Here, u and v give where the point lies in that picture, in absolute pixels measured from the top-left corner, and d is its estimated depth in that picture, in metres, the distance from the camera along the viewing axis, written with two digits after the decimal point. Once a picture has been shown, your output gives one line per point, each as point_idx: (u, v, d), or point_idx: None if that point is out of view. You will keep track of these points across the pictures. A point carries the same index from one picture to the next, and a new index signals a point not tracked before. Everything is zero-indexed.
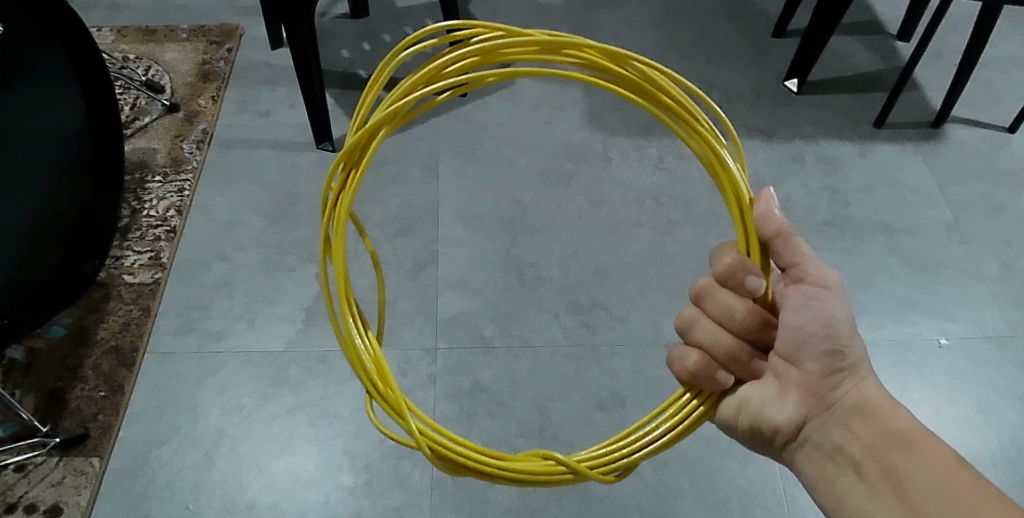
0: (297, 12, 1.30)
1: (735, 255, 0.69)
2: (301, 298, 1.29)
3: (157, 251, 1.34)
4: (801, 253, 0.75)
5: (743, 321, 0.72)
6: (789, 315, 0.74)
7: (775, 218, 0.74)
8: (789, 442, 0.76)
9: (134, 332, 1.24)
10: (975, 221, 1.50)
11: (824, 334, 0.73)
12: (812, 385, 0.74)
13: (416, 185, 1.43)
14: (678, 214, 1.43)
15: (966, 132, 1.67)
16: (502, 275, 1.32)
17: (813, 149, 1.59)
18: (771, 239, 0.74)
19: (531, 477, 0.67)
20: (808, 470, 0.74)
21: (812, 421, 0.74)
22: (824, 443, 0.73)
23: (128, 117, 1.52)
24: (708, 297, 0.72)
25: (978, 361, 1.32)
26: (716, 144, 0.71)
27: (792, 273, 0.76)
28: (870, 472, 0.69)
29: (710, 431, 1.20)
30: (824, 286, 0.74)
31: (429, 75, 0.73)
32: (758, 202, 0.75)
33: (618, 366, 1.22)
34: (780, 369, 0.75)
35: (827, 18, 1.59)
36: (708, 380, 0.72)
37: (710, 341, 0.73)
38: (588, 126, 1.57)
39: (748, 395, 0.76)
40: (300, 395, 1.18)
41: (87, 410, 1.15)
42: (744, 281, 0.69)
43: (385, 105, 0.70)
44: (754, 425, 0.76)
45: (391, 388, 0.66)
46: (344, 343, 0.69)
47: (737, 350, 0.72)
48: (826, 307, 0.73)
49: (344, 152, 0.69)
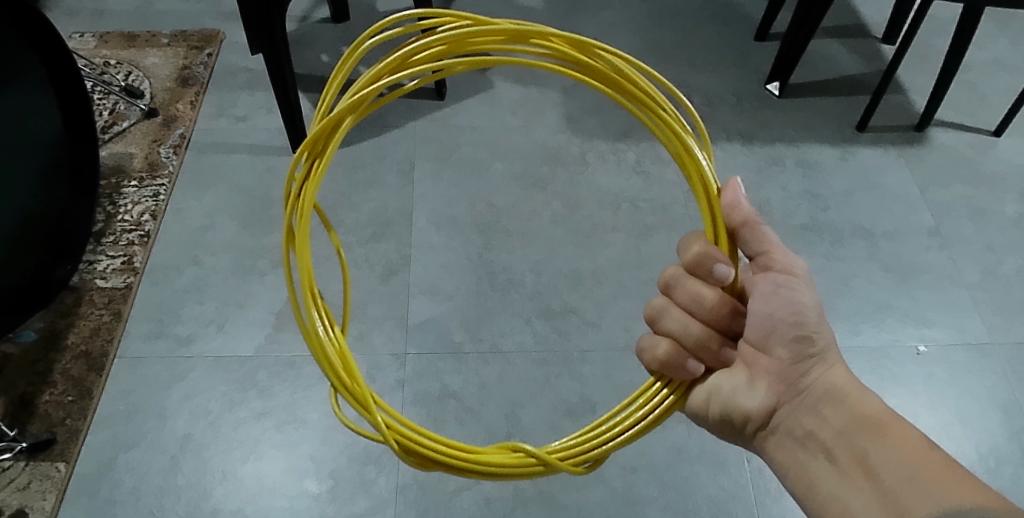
0: (268, 15, 1.30)
1: (703, 244, 0.72)
2: (272, 303, 1.28)
3: (130, 256, 1.34)
4: (769, 241, 0.77)
5: (712, 309, 0.75)
6: (758, 303, 0.76)
7: (743, 207, 0.76)
8: (760, 429, 0.78)
9: (104, 337, 1.23)
10: (957, 226, 1.49)
11: (793, 321, 0.75)
12: (782, 372, 0.76)
13: (391, 189, 1.43)
14: (654, 218, 1.42)
15: (949, 136, 1.65)
16: (474, 279, 1.31)
17: (792, 152, 1.58)
18: (739, 228, 0.76)
19: (502, 471, 0.69)
20: (780, 457, 0.76)
21: (782, 408, 0.76)
22: (795, 429, 0.75)
23: (106, 122, 1.52)
24: (678, 286, 0.76)
25: (957, 368, 1.30)
26: (682, 134, 0.76)
27: (760, 262, 0.78)
28: (841, 456, 0.71)
29: (681, 438, 1.18)
30: (793, 273, 0.76)
31: (395, 62, 0.76)
32: (725, 191, 0.76)
33: (588, 372, 1.22)
34: (749, 357, 0.77)
35: (806, 21, 1.58)
36: (678, 369, 0.75)
37: (680, 329, 0.76)
38: (565, 129, 1.56)
39: (718, 384, 0.78)
40: (267, 401, 1.18)
41: (55, 415, 1.15)
42: (712, 269, 0.72)
43: (352, 93, 0.71)
44: (725, 413, 0.78)
45: (357, 383, 0.68)
46: (307, 335, 0.70)
47: (706, 338, 0.76)
48: (794, 295, 0.75)
49: (309, 140, 0.71)
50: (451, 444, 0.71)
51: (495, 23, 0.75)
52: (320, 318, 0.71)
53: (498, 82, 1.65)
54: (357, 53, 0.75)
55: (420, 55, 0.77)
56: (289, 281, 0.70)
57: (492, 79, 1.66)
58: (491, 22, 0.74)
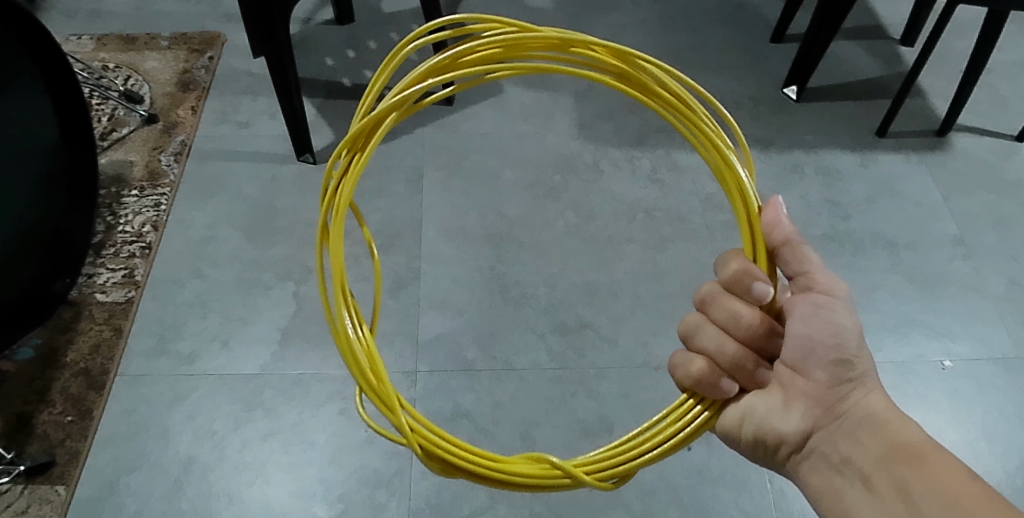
0: (271, 22, 1.26)
1: (742, 261, 0.70)
2: (277, 318, 1.24)
3: (131, 269, 1.29)
4: (810, 261, 0.73)
5: (750, 328, 0.72)
6: (796, 324, 0.72)
7: (784, 226, 0.73)
8: (794, 452, 0.74)
9: (105, 354, 1.19)
10: (980, 235, 1.45)
11: (832, 344, 0.71)
12: (819, 395, 0.72)
13: (399, 199, 1.39)
14: (671, 228, 1.38)
15: (971, 141, 1.61)
16: (486, 293, 1.27)
17: (811, 159, 1.53)
18: (779, 247, 0.74)
19: (529, 482, 0.66)
20: (814, 483, 0.72)
21: (819, 432, 0.72)
22: (831, 454, 0.71)
23: (105, 128, 1.48)
24: (715, 303, 0.73)
25: (984, 383, 1.26)
26: (722, 148, 0.74)
27: (800, 281, 0.74)
28: (879, 485, 0.66)
29: (701, 460, 1.14)
30: (835, 295, 0.72)
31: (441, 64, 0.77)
32: (765, 210, 0.74)
33: (605, 390, 1.18)
34: (786, 378, 0.73)
35: (826, 24, 1.53)
36: (712, 389, 0.71)
37: (715, 348, 0.72)
38: (578, 136, 1.52)
39: (753, 404, 0.74)
40: (273, 421, 1.14)
41: (54, 436, 1.11)
42: (751, 287, 0.69)
43: (395, 91, 0.73)
44: (759, 435, 0.74)
45: (382, 383, 0.65)
46: (336, 333, 0.68)
47: (743, 358, 0.72)
48: (835, 316, 0.71)
49: (349, 137, 0.72)
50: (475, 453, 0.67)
51: (538, 30, 0.76)
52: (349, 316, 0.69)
53: (507, 87, 1.61)
54: (398, 58, 0.77)
55: (467, 57, 0.78)
56: (321, 276, 0.69)
57: (502, 83, 1.62)
58: (534, 29, 0.76)
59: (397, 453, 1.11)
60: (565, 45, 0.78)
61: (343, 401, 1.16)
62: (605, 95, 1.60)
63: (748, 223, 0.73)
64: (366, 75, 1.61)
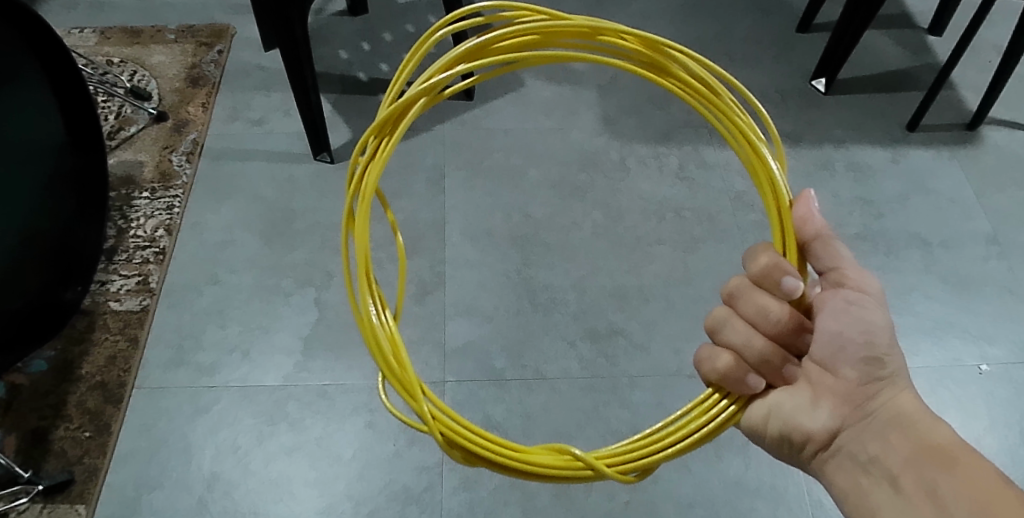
0: (288, 17, 1.20)
1: (772, 255, 0.66)
2: (298, 327, 1.20)
3: (145, 275, 1.25)
4: (841, 257, 0.71)
5: (778, 324, 0.68)
6: (826, 320, 0.70)
7: (816, 221, 0.70)
8: (820, 451, 0.70)
9: (121, 366, 1.15)
10: (1016, 233, 1.40)
11: (863, 341, 0.68)
12: (848, 393, 0.69)
13: (421, 200, 1.35)
14: (700, 229, 1.34)
15: (1004, 134, 1.56)
16: (514, 299, 1.23)
17: (841, 155, 1.49)
18: (809, 242, 0.71)
19: (551, 474, 0.64)
20: (840, 482, 0.69)
21: (846, 430, 0.69)
22: (859, 453, 0.68)
23: (112, 127, 1.43)
24: (743, 297, 0.69)
25: (1021, 388, 1.22)
26: (754, 140, 0.70)
27: (830, 278, 0.71)
28: (907, 485, 0.64)
29: (737, 471, 1.10)
30: (866, 291, 0.70)
31: (472, 50, 0.74)
32: (798, 204, 0.71)
33: (639, 400, 1.14)
34: (814, 375, 0.70)
35: (858, 14, 1.49)
36: (739, 384, 0.68)
37: (742, 342, 0.69)
38: (602, 132, 1.47)
39: (779, 401, 0.71)
40: (298, 434, 1.10)
41: (71, 453, 1.07)
42: (780, 282, 0.66)
43: (423, 78, 0.71)
44: (784, 432, 0.71)
45: (404, 370, 0.63)
46: (361, 321, 0.66)
47: (770, 353, 0.68)
48: (866, 313, 0.69)
49: (377, 124, 0.70)
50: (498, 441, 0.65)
51: (568, 18, 0.72)
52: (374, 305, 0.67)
53: (528, 81, 1.56)
54: (429, 41, 0.74)
55: (502, 44, 0.75)
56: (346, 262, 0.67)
57: (522, 77, 1.57)
58: (563, 17, 0.72)
59: (427, 467, 1.08)
60: (593, 34, 0.74)
61: (369, 414, 1.12)
62: (629, 89, 1.55)
63: (779, 216, 0.70)
64: (382, 68, 1.55)
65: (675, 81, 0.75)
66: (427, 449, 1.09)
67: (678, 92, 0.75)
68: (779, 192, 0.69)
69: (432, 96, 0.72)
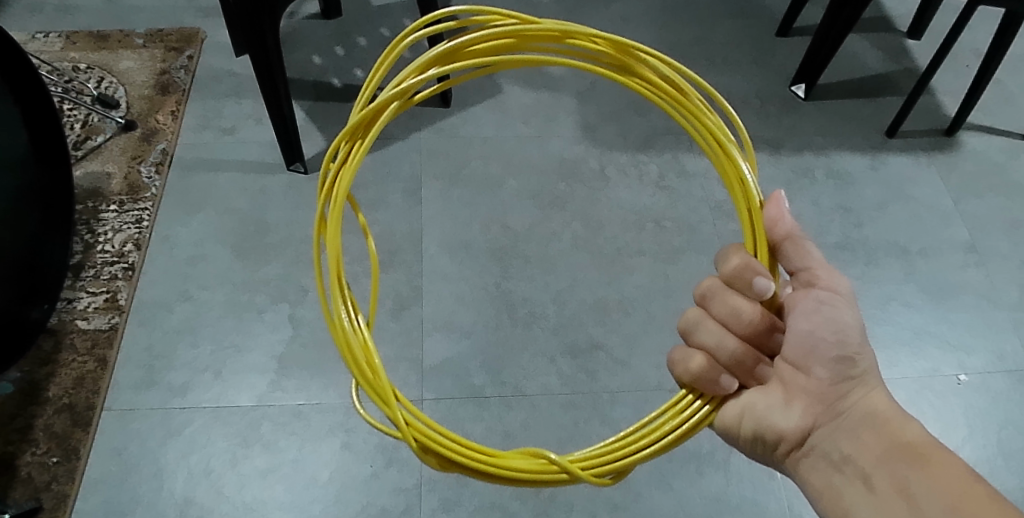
0: (259, 27, 1.17)
1: (743, 256, 0.66)
2: (272, 345, 1.17)
3: (113, 292, 1.21)
4: (812, 257, 0.70)
5: (751, 324, 0.68)
6: (797, 320, 0.69)
7: (786, 221, 0.69)
8: (793, 450, 0.71)
9: (89, 388, 1.12)
10: (993, 241, 1.41)
11: (834, 341, 0.68)
12: (820, 393, 0.69)
13: (397, 211, 1.32)
14: (680, 239, 1.33)
15: (981, 140, 1.56)
16: (493, 313, 1.22)
17: (821, 162, 1.49)
18: (780, 242, 0.70)
19: (525, 477, 0.63)
20: (813, 481, 0.69)
21: (819, 429, 0.69)
22: (832, 452, 0.68)
23: (78, 137, 1.38)
24: (716, 298, 0.69)
25: (999, 398, 1.22)
26: (725, 141, 0.70)
27: (802, 278, 0.71)
28: (879, 484, 0.64)
29: (719, 487, 1.09)
30: (837, 291, 0.69)
31: (445, 55, 0.73)
32: (769, 205, 0.70)
33: (619, 416, 1.13)
34: (786, 374, 0.70)
35: (839, 20, 1.48)
36: (712, 385, 0.67)
37: (715, 343, 0.69)
38: (582, 140, 1.45)
39: (753, 401, 0.71)
40: (273, 457, 1.08)
41: (39, 479, 1.04)
42: (752, 282, 0.66)
43: (394, 81, 0.69)
44: (758, 433, 0.71)
45: (377, 376, 0.62)
46: (332, 325, 0.65)
47: (743, 354, 0.68)
48: (838, 313, 0.68)
49: (347, 129, 0.69)
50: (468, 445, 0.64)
51: (538, 21, 0.71)
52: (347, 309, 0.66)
53: (506, 87, 1.54)
54: (399, 48, 0.73)
55: (475, 47, 0.73)
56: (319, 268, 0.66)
57: (500, 83, 1.54)
58: (535, 21, 0.71)
59: (405, 488, 1.06)
60: (564, 37, 0.72)
61: (345, 434, 1.10)
62: (608, 95, 1.54)
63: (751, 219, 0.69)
64: (357, 74, 1.52)
65: (642, 81, 0.74)
66: (406, 470, 1.07)
67: (654, 99, 0.74)
68: (750, 195, 0.68)
69: (405, 100, 0.72)
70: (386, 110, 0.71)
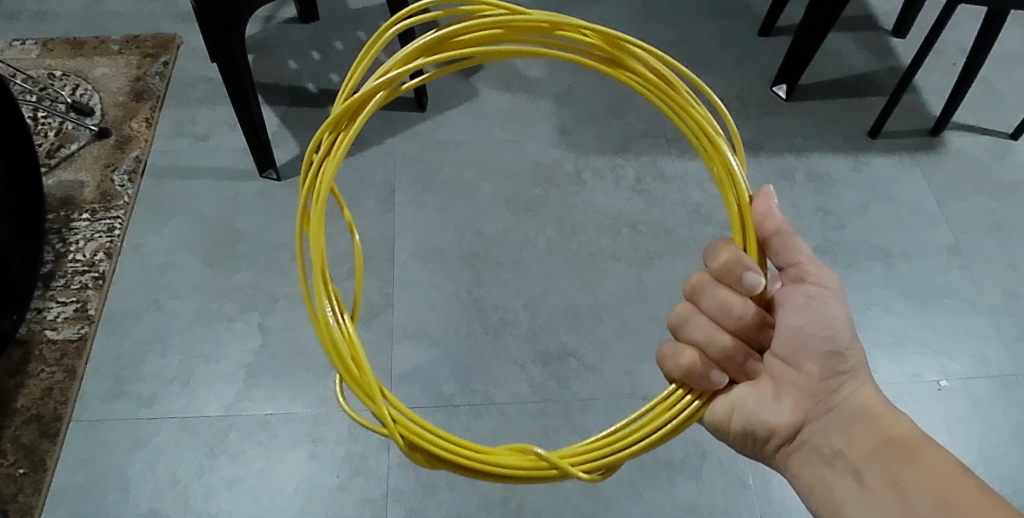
0: (228, 39, 1.16)
1: (733, 250, 0.65)
2: (241, 355, 1.17)
3: (83, 302, 1.20)
4: (802, 252, 0.69)
5: (741, 320, 0.66)
6: (788, 315, 0.68)
7: (775, 217, 0.69)
8: (783, 445, 0.69)
9: (57, 398, 1.11)
10: (976, 242, 1.39)
11: (825, 336, 0.67)
12: (811, 388, 0.67)
13: (370, 217, 1.31)
14: (657, 244, 1.31)
15: (966, 140, 1.54)
16: (464, 320, 1.21)
17: (801, 165, 1.47)
18: (770, 238, 0.69)
19: (514, 474, 0.62)
20: (803, 476, 0.67)
21: (811, 424, 0.67)
22: (823, 448, 0.66)
23: (52, 145, 1.38)
24: (705, 292, 0.68)
25: (980, 402, 1.20)
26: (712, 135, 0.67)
27: (791, 273, 0.70)
28: (871, 479, 0.63)
29: (691, 495, 1.07)
30: (826, 286, 0.68)
31: (431, 46, 0.71)
32: (757, 199, 0.70)
33: (590, 424, 1.12)
34: (777, 370, 0.69)
35: (819, 20, 1.45)
36: (702, 380, 0.65)
37: (706, 338, 0.67)
38: (559, 144, 1.44)
39: (743, 396, 0.69)
40: (240, 467, 1.07)
41: (6, 490, 1.03)
42: (742, 278, 0.64)
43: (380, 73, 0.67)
44: (748, 428, 0.69)
45: (363, 372, 0.61)
46: (315, 321, 0.63)
47: (733, 349, 0.67)
48: (828, 308, 0.67)
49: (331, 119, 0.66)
50: (455, 443, 0.63)
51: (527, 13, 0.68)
52: (330, 305, 0.65)
53: (483, 90, 1.52)
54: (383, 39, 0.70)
55: (462, 38, 0.71)
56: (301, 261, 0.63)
57: (478, 86, 1.53)
58: (523, 12, 0.68)
59: (372, 499, 1.05)
60: (553, 29, 0.70)
61: (313, 444, 1.09)
62: (586, 98, 1.53)
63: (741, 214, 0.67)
64: (332, 79, 1.51)
65: (632, 75, 0.72)
66: (372, 480, 1.06)
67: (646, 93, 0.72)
68: (740, 192, 0.67)
69: (391, 90, 0.69)
70: (371, 101, 0.68)
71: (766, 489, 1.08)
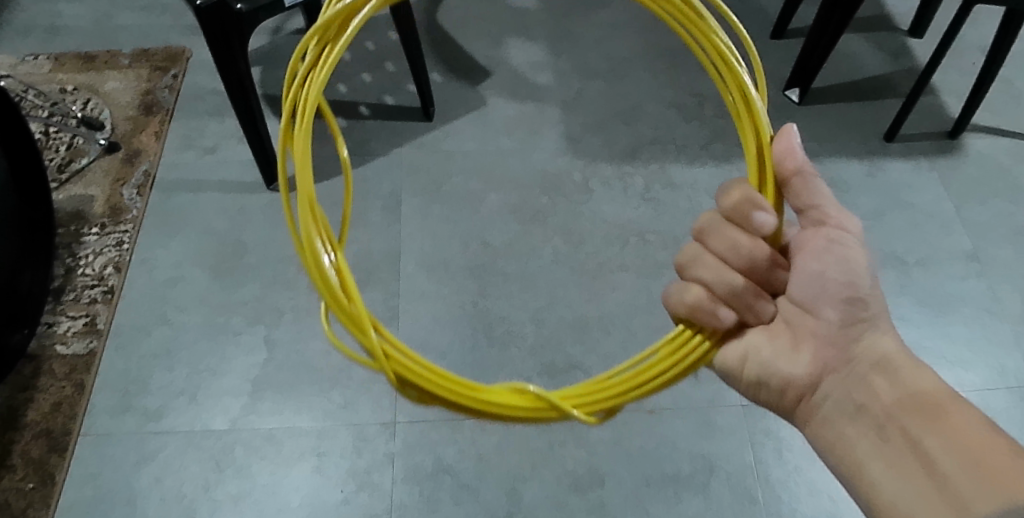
0: (231, 54, 1.16)
1: (746, 188, 0.60)
2: (247, 368, 1.17)
3: (92, 316, 1.21)
4: (821, 193, 0.65)
5: (752, 259, 0.62)
6: (807, 261, 0.65)
7: (796, 156, 0.62)
8: (801, 398, 0.67)
9: (66, 413, 1.12)
10: (996, 249, 1.35)
11: (845, 284, 0.64)
12: (829, 338, 0.65)
13: (376, 228, 1.31)
14: (665, 253, 1.29)
15: (986, 142, 1.49)
16: (469, 332, 1.20)
17: (814, 171, 1.44)
18: (790, 178, 0.63)
19: (505, 412, 0.62)
20: (823, 431, 0.65)
21: (830, 377, 0.65)
22: (842, 400, 0.64)
23: (63, 160, 1.39)
24: (714, 232, 0.63)
25: (999, 416, 1.16)
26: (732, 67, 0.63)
27: (810, 216, 0.65)
28: (892, 435, 0.60)
29: (698, 512, 1.05)
30: (846, 231, 0.65)
31: None
32: (777, 139, 0.63)
33: (596, 438, 1.11)
34: (794, 317, 0.66)
35: (831, 23, 1.42)
36: (709, 320, 0.63)
37: (714, 278, 0.63)
38: (566, 151, 1.43)
39: (758, 344, 0.67)
40: (245, 482, 1.07)
41: (15, 506, 1.04)
42: (754, 217, 0.60)
43: None
44: (763, 378, 0.67)
45: (354, 304, 0.59)
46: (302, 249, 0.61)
47: (744, 289, 0.62)
48: (848, 255, 0.64)
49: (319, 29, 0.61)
50: (446, 377, 0.62)
51: None
52: (319, 236, 0.61)
53: (490, 98, 1.51)
54: None
55: None
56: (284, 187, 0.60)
57: (485, 94, 1.52)
58: None
59: (376, 514, 1.04)
60: None
61: (317, 458, 1.09)
62: (594, 105, 1.51)
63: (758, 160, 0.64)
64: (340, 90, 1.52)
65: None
66: (376, 495, 1.06)
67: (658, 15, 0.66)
68: None
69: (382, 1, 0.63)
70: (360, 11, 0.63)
71: (776, 505, 1.06)
